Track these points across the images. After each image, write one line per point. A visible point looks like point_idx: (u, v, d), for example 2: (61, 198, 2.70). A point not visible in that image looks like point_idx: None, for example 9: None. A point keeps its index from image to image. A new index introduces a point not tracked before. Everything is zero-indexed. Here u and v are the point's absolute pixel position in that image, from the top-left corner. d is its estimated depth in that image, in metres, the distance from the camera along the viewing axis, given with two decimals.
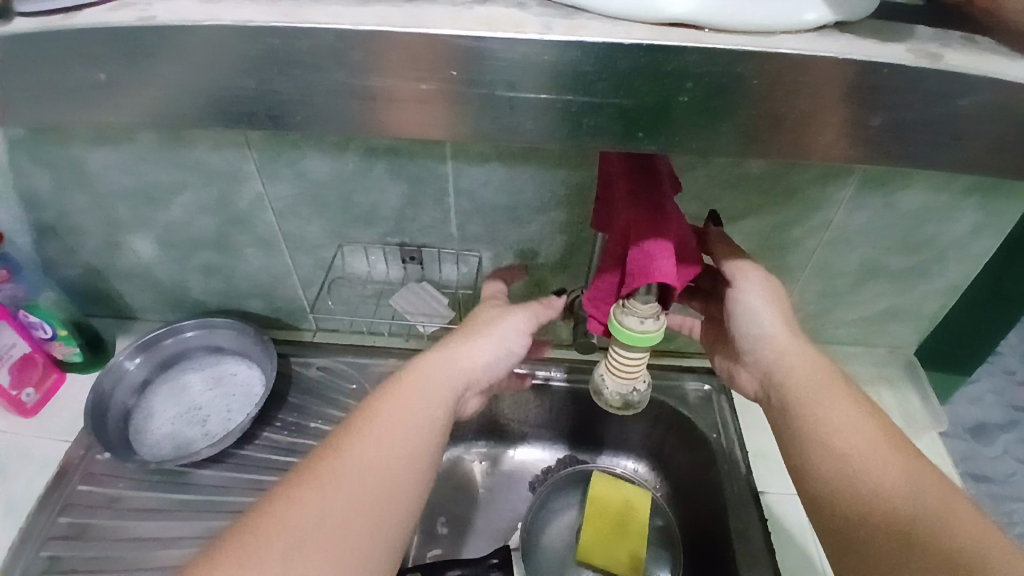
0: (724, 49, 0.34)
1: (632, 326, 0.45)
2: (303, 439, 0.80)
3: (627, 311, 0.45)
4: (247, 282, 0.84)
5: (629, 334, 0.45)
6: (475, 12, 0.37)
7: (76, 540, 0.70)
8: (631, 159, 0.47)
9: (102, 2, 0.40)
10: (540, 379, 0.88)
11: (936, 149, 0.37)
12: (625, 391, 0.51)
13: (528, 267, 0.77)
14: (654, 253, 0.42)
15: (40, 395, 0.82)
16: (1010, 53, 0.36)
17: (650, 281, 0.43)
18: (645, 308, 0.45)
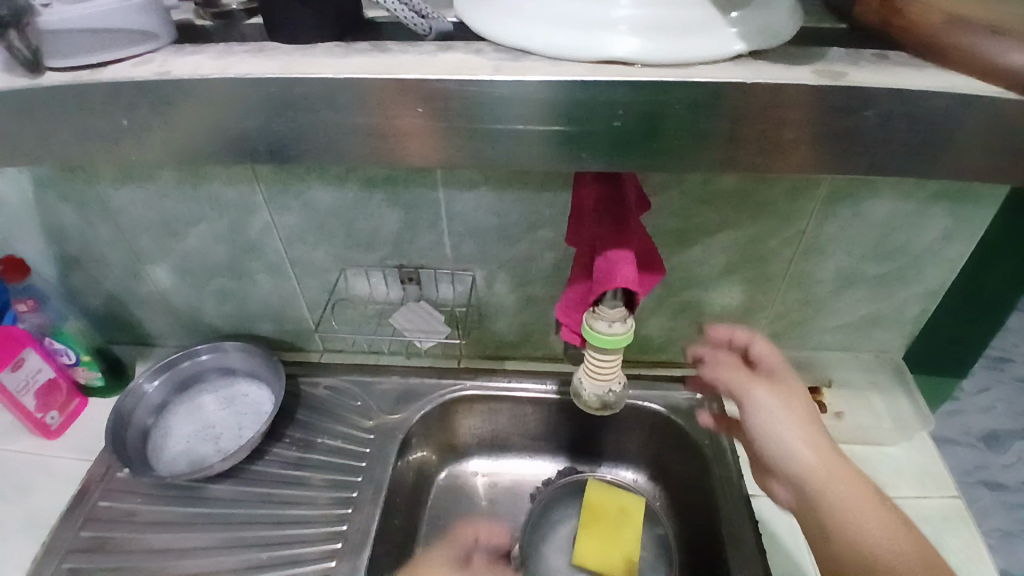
0: (649, 80, 0.46)
1: (601, 328, 0.50)
2: (311, 454, 0.84)
3: (597, 316, 0.51)
4: (258, 307, 0.89)
5: (599, 337, 0.51)
6: (441, 59, 0.49)
7: (95, 552, 0.74)
8: (602, 181, 0.53)
9: (132, 60, 0.52)
10: (532, 393, 0.90)
11: (844, 154, 0.49)
12: (601, 392, 0.56)
13: (521, 285, 0.81)
14: (616, 261, 0.49)
15: (64, 417, 0.87)
16: (909, 73, 0.48)
17: (614, 286, 0.49)
18: (612, 313, 0.51)
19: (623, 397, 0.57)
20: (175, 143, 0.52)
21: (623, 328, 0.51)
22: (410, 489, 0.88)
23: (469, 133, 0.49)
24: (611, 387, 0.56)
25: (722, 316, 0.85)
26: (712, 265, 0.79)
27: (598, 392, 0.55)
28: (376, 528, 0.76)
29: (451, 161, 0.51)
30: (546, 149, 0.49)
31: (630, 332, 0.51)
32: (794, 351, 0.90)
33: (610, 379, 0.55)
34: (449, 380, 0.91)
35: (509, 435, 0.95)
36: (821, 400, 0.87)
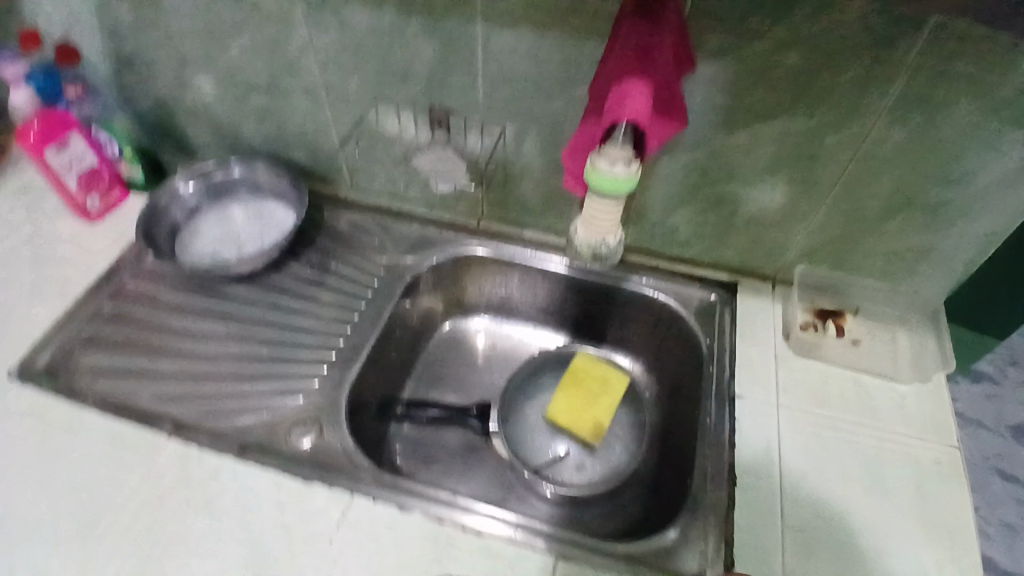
0: None
1: (602, 168, 0.47)
2: (322, 276, 0.87)
3: (601, 155, 0.48)
4: (293, 132, 0.90)
5: (600, 178, 0.47)
6: None
7: (118, 321, 0.82)
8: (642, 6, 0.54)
9: None
10: (540, 262, 0.90)
11: None
12: (593, 242, 0.54)
13: (549, 147, 0.79)
14: (630, 88, 0.49)
15: (105, 204, 0.94)
16: None
17: (622, 115, 0.49)
18: (618, 153, 0.47)
19: (615, 252, 0.55)
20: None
21: (625, 171, 0.47)
22: (412, 332, 0.91)
23: None
24: (605, 239, 0.54)
25: (755, 218, 0.80)
26: (754, 158, 0.74)
27: (589, 241, 0.53)
28: (369, 350, 0.80)
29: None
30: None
31: (633, 178, 0.48)
32: (826, 271, 0.84)
33: (605, 231, 0.53)
34: (465, 238, 0.92)
35: (517, 305, 0.96)
36: (841, 325, 0.82)
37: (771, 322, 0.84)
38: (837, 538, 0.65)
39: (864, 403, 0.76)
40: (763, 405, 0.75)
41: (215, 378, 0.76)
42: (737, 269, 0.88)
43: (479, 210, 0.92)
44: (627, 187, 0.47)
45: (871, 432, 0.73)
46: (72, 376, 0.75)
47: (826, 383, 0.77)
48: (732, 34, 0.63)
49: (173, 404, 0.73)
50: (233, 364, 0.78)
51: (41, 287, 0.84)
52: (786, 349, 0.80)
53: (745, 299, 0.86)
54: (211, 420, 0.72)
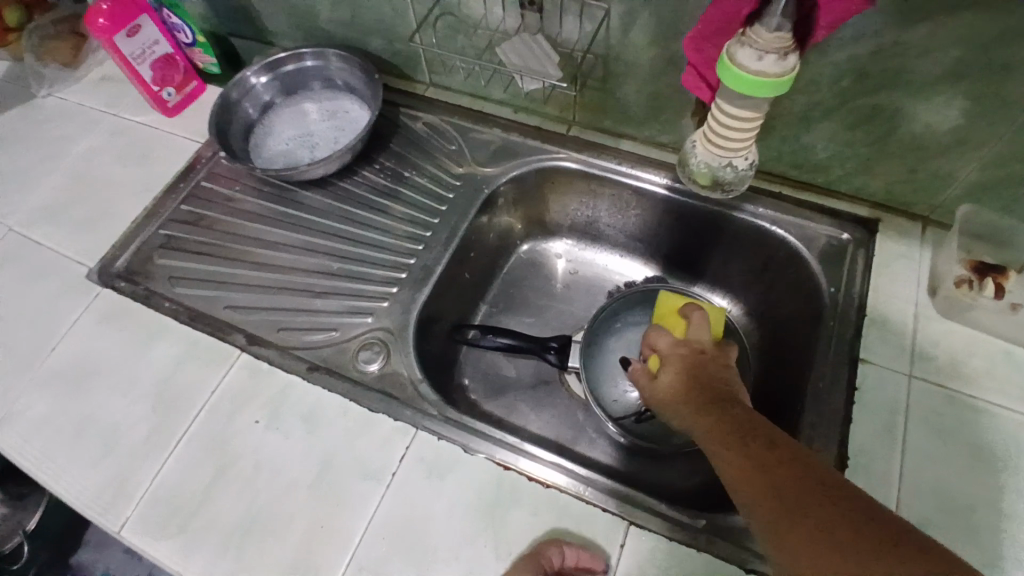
0: None
1: (742, 59, 0.40)
2: (397, 186, 0.80)
3: (745, 42, 0.40)
4: (367, 15, 0.79)
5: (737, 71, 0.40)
6: None
7: (192, 225, 0.79)
8: None
9: None
10: (637, 182, 0.78)
11: None
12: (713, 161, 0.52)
13: (665, 38, 0.64)
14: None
15: (181, 97, 0.88)
16: None
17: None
18: (765, 42, 0.39)
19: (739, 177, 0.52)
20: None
21: (774, 64, 0.39)
22: (489, 251, 0.84)
23: None
24: (731, 161, 0.49)
25: (920, 139, 0.63)
26: (936, 60, 0.56)
27: (713, 160, 0.48)
28: (442, 270, 0.74)
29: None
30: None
31: (781, 76, 0.39)
32: (990, 216, 0.66)
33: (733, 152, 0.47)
34: (552, 148, 0.80)
35: (606, 227, 0.86)
36: (1003, 285, 0.64)
37: (914, 270, 0.69)
38: (960, 540, 0.55)
39: (1017, 379, 0.62)
40: (889, 373, 0.63)
41: (287, 290, 0.73)
42: (883, 203, 0.72)
43: (570, 112, 0.80)
44: (772, 87, 0.39)
45: (1022, 415, 0.60)
46: (152, 282, 0.74)
47: (974, 351, 0.64)
48: None
49: (246, 316, 0.71)
50: (304, 277, 0.74)
51: (122, 187, 0.82)
52: (930, 307, 0.67)
53: (886, 246, 0.71)
54: (281, 335, 0.70)
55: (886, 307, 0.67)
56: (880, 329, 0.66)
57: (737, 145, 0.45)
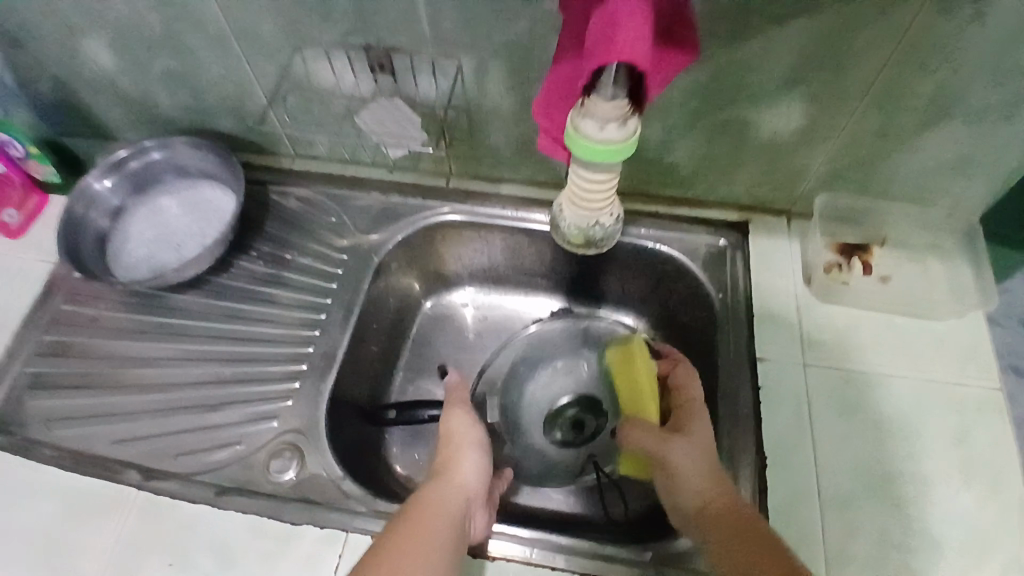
0: None
1: (587, 132, 0.37)
2: (279, 270, 0.76)
3: (584, 113, 0.37)
4: (215, 96, 0.74)
5: (584, 145, 0.37)
6: None
7: (58, 356, 0.71)
8: None
9: None
10: (523, 222, 0.78)
11: None
12: (584, 225, 0.46)
13: (521, 84, 0.64)
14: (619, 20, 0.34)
15: (24, 217, 0.80)
16: None
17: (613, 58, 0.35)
18: (606, 110, 0.37)
19: (611, 236, 0.47)
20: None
21: (618, 133, 0.37)
22: (391, 315, 0.82)
23: None
24: (599, 219, 0.45)
25: (768, 144, 0.68)
26: (763, 71, 0.60)
27: (580, 221, 0.45)
28: (344, 352, 0.70)
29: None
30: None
31: (628, 141, 0.37)
32: (850, 199, 0.73)
33: (597, 208, 0.44)
34: (435, 203, 0.79)
35: (504, 269, 0.85)
36: (868, 261, 0.73)
37: (789, 261, 0.74)
38: (878, 509, 0.59)
39: (895, 345, 0.68)
40: (788, 365, 0.67)
41: (179, 409, 0.67)
42: (749, 205, 0.77)
43: (445, 164, 0.79)
44: (623, 154, 0.37)
45: (903, 379, 0.66)
46: (26, 429, 0.67)
47: (856, 329, 0.70)
48: None
49: (138, 449, 0.65)
50: (194, 390, 0.68)
51: None
52: (809, 295, 0.72)
53: (763, 243, 0.75)
54: (181, 461, 0.64)
55: (771, 303, 0.71)
56: (770, 326, 0.70)
57: (599, 202, 0.43)
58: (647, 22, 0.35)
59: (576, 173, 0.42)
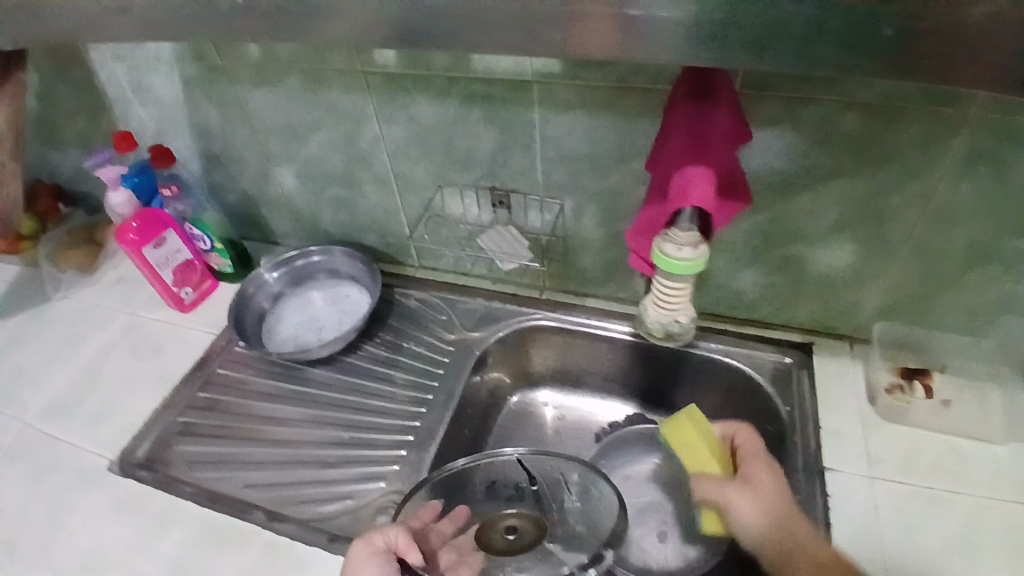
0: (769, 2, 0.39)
1: (667, 251, 0.47)
2: (397, 355, 0.90)
3: (666, 238, 0.47)
4: (367, 216, 0.94)
5: (667, 261, 0.47)
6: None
7: (209, 410, 0.86)
8: (693, 72, 0.49)
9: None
10: (605, 332, 0.90)
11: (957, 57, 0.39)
12: (665, 321, 0.54)
13: (611, 219, 0.80)
14: (691, 178, 0.44)
15: (197, 295, 0.98)
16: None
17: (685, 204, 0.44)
18: (682, 236, 0.46)
19: (688, 332, 0.54)
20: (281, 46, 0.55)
21: (692, 254, 0.46)
22: (480, 405, 0.93)
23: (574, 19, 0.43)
24: (677, 318, 0.53)
25: (826, 277, 0.78)
26: (818, 217, 0.73)
27: (661, 319, 0.53)
28: (445, 429, 0.81)
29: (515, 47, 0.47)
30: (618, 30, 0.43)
31: (700, 259, 0.47)
32: (908, 328, 0.81)
33: (676, 309, 0.52)
34: (529, 311, 0.93)
35: (583, 373, 0.96)
36: (930, 385, 0.78)
37: (853, 385, 0.80)
38: None
39: (958, 468, 0.72)
40: (855, 477, 0.72)
41: (303, 462, 0.79)
42: (812, 328, 0.85)
43: (541, 279, 0.94)
44: (693, 271, 0.47)
45: (968, 499, 0.70)
46: (170, 468, 0.80)
47: (917, 448, 0.74)
48: (793, 99, 0.63)
49: (264, 494, 0.76)
50: (317, 448, 0.80)
51: (140, 378, 0.90)
52: (872, 413, 0.78)
53: (826, 365, 0.82)
54: (300, 508, 0.74)
55: (837, 420, 0.77)
56: (835, 439, 0.75)
57: (678, 303, 0.51)
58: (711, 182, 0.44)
59: (658, 282, 0.51)
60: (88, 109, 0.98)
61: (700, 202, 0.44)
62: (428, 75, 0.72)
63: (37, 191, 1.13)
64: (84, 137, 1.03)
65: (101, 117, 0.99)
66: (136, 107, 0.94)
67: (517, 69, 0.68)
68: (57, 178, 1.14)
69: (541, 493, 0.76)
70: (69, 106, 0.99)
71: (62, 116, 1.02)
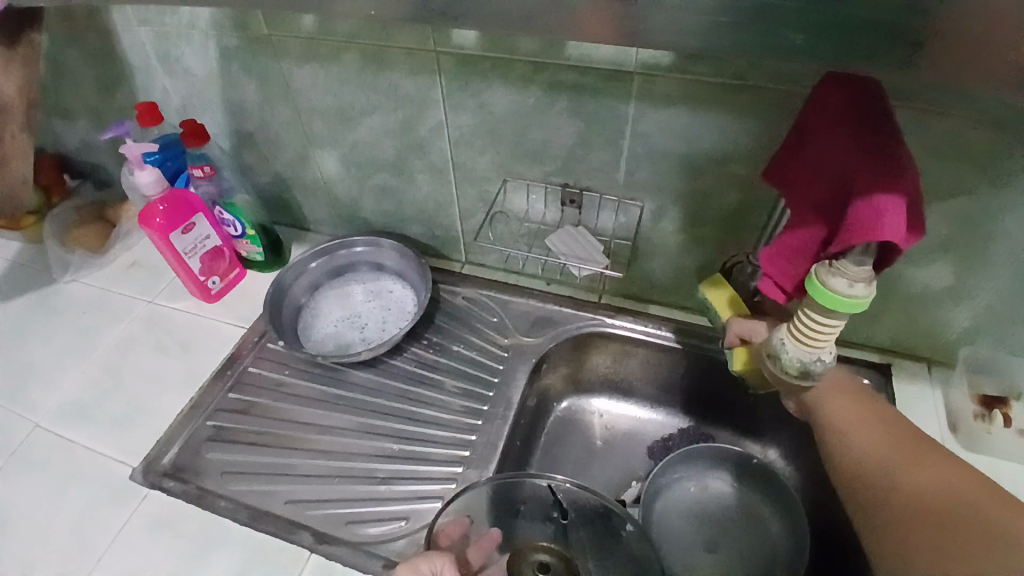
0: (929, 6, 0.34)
1: (838, 286, 0.42)
2: (446, 359, 0.84)
3: (834, 271, 0.43)
4: (415, 207, 0.87)
5: (830, 295, 0.43)
6: None
7: (242, 414, 0.79)
8: (845, 90, 0.46)
9: None
10: (669, 341, 0.84)
11: None
12: (805, 359, 0.49)
13: (692, 225, 0.74)
14: (883, 210, 0.40)
15: (224, 284, 0.91)
16: None
17: (872, 239, 0.40)
18: (855, 271, 0.42)
19: (828, 373, 0.50)
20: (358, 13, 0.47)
21: (864, 291, 0.42)
22: (530, 413, 0.86)
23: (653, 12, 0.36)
24: (820, 356, 0.49)
25: (916, 296, 0.74)
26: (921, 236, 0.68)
27: (802, 357, 0.49)
28: (504, 444, 0.75)
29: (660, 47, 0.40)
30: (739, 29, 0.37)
31: (870, 297, 0.43)
32: (991, 352, 0.76)
33: (820, 347, 0.48)
34: (587, 315, 0.87)
35: (636, 383, 0.91)
36: (1008, 414, 0.74)
37: (933, 407, 0.77)
38: None
39: None
40: None
41: (350, 477, 0.73)
42: (888, 347, 0.82)
43: (600, 282, 0.88)
44: (864, 307, 0.43)
45: None
46: (203, 479, 0.73)
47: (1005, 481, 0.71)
48: (921, 110, 0.58)
49: (309, 512, 0.70)
50: (365, 462, 0.74)
51: (165, 376, 0.83)
52: (954, 442, 0.74)
53: (903, 386, 0.79)
54: (351, 529, 0.69)
55: None
56: None
57: (826, 341, 0.47)
58: (902, 212, 0.41)
59: (806, 316, 0.47)
60: (104, 77, 0.89)
61: (895, 237, 0.40)
62: (510, 61, 0.65)
63: (42, 162, 1.03)
64: (97, 108, 0.94)
65: (119, 87, 0.89)
66: (160, 77, 0.85)
67: (615, 60, 0.62)
68: (65, 148, 1.04)
69: (569, 527, 0.70)
70: (82, 72, 0.89)
71: (74, 84, 0.92)
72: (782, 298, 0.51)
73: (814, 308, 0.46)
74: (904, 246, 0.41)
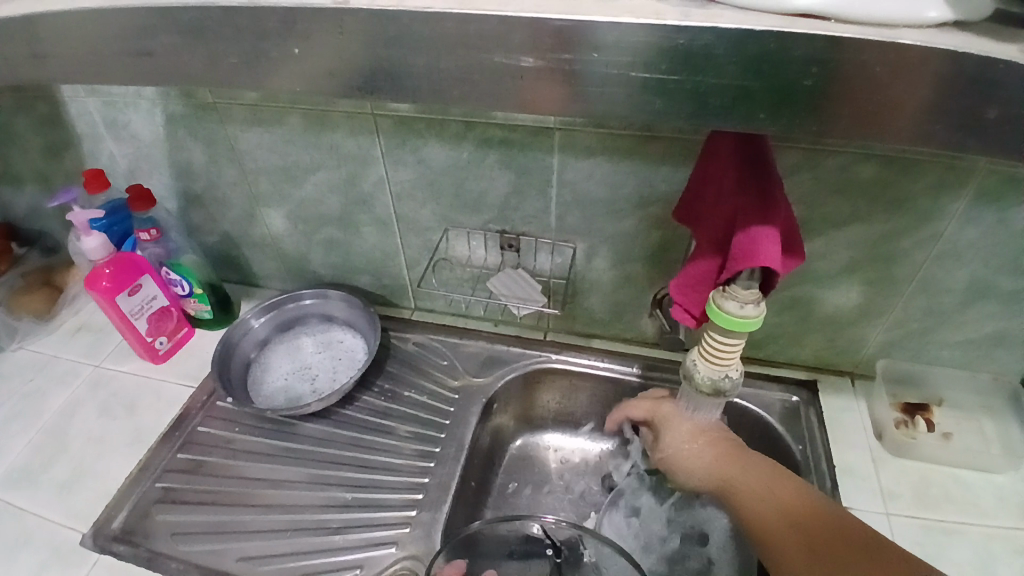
0: (797, 54, 0.37)
1: (730, 308, 0.49)
2: (398, 405, 0.86)
3: (728, 295, 0.50)
4: (362, 258, 0.90)
5: (727, 317, 0.49)
6: (548, 21, 0.38)
7: (191, 473, 0.78)
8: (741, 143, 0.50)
9: (218, 15, 0.43)
10: (613, 373, 0.87)
11: (963, 131, 0.38)
12: (716, 376, 0.57)
13: (623, 261, 0.79)
14: (759, 239, 0.46)
15: (171, 344, 0.91)
16: (983, 41, 0.37)
17: (754, 264, 0.47)
18: (745, 294, 0.49)
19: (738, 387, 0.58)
20: (285, 89, 0.46)
21: (753, 311, 0.49)
22: (485, 452, 0.86)
23: (556, 73, 0.40)
24: (728, 371, 0.56)
25: (831, 316, 0.80)
26: (827, 262, 0.74)
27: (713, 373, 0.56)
28: (457, 484, 0.77)
29: (568, 113, 0.42)
30: (631, 94, 0.40)
31: (759, 316, 0.49)
32: (903, 364, 0.82)
33: (728, 364, 0.55)
34: (533, 352, 0.90)
35: (586, 416, 0.91)
36: (930, 419, 0.80)
37: (858, 419, 0.82)
38: None
39: (963, 498, 0.74)
40: (872, 515, 0.72)
41: (305, 529, 0.73)
42: (814, 366, 0.87)
43: (545, 321, 0.92)
44: (755, 326, 0.49)
45: (978, 528, 0.71)
46: (151, 541, 0.72)
47: (927, 482, 0.76)
48: (810, 151, 0.65)
49: (260, 567, 0.69)
50: (319, 513, 0.74)
51: (110, 439, 0.82)
52: (881, 450, 0.79)
53: (830, 401, 0.84)
54: None
55: (848, 457, 0.78)
56: (851, 478, 0.76)
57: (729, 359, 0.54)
58: (777, 243, 0.47)
59: (711, 338, 0.53)
60: (51, 145, 0.90)
61: (771, 261, 0.46)
62: (442, 121, 0.70)
63: None
64: (46, 177, 0.95)
65: (66, 153, 0.91)
66: (107, 144, 0.87)
67: (537, 116, 0.67)
68: (8, 216, 1.04)
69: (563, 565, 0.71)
70: (31, 142, 0.91)
71: (20, 152, 0.93)
72: (692, 323, 0.56)
73: (717, 329, 0.53)
74: (780, 269, 0.47)
